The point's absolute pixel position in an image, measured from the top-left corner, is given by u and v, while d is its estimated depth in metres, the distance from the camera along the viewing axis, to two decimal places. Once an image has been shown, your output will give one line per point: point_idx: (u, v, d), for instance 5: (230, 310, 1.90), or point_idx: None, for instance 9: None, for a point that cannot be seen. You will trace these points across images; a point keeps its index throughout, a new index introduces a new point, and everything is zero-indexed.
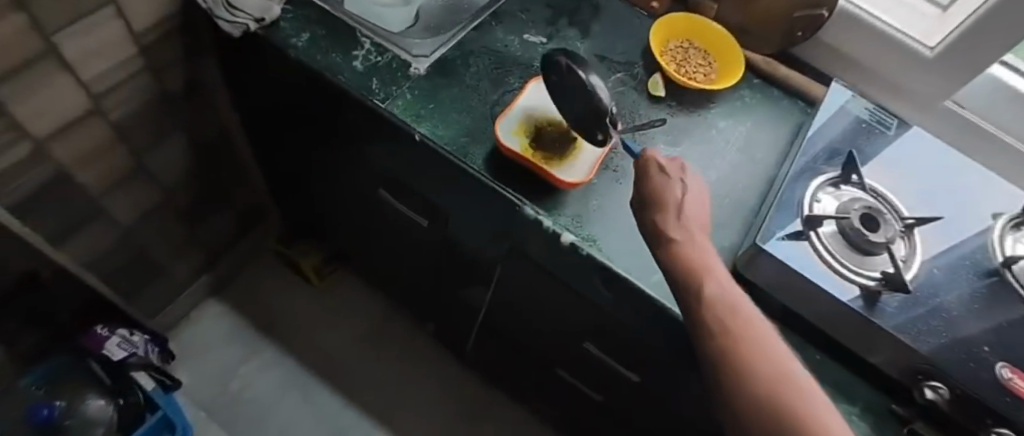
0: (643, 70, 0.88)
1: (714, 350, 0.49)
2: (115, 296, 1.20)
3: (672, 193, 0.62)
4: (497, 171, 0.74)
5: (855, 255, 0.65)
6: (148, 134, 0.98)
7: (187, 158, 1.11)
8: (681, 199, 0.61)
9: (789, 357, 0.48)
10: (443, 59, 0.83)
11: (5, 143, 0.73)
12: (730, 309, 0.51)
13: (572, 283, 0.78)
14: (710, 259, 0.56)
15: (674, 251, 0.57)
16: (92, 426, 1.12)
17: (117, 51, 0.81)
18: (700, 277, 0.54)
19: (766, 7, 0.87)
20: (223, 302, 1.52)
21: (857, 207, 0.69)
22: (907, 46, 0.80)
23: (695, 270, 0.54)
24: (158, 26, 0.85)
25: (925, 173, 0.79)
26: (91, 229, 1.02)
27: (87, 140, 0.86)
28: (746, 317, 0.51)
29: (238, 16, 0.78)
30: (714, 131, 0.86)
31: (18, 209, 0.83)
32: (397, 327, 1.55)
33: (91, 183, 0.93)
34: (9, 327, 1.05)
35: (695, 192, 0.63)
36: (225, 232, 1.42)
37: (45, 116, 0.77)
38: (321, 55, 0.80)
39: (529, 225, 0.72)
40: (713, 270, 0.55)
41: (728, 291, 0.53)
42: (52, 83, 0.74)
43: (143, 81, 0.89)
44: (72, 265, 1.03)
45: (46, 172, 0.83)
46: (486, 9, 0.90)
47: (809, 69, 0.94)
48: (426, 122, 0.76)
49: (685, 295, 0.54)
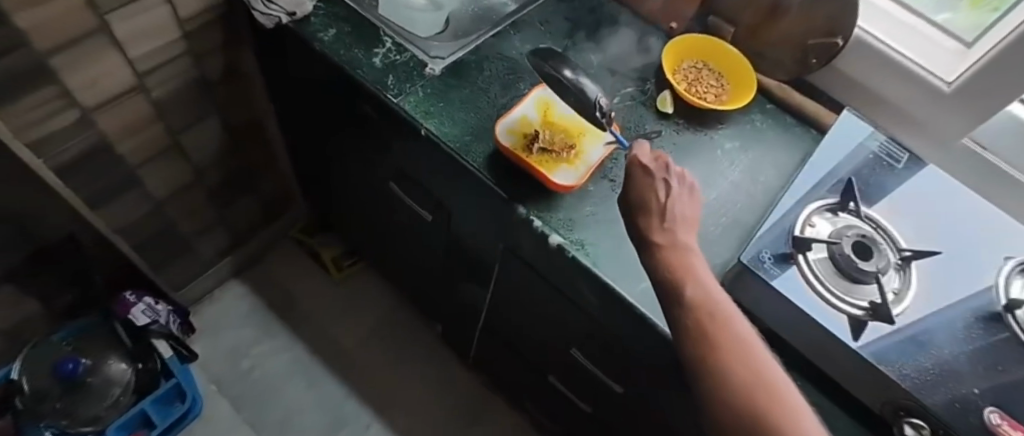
0: (654, 86, 0.90)
1: (693, 355, 0.47)
2: (144, 265, 1.28)
3: (655, 195, 0.60)
4: (496, 170, 0.76)
5: (843, 281, 0.66)
6: (187, 115, 1.06)
7: (222, 141, 1.19)
8: (665, 203, 0.59)
9: (770, 362, 0.46)
10: (459, 62, 0.87)
11: (55, 108, 0.81)
12: (711, 312, 0.49)
13: (563, 288, 0.79)
14: (691, 260, 0.55)
15: (657, 252, 0.55)
16: (111, 386, 1.20)
17: (163, 35, 0.89)
18: (680, 278, 0.52)
19: (782, 32, 0.87)
20: (244, 283, 1.59)
21: (850, 234, 0.69)
22: (922, 79, 0.79)
23: (674, 270, 0.53)
24: (202, 15, 0.92)
25: (934, 205, 0.75)
26: (129, 200, 1.10)
27: (130, 115, 0.94)
28: (727, 320, 0.49)
29: (272, 9, 0.85)
30: (719, 152, 0.86)
31: (62, 171, 0.91)
32: (405, 324, 1.58)
33: (131, 154, 1.01)
34: (48, 283, 1.14)
35: (683, 193, 0.61)
36: (253, 217, 1.50)
37: (93, 88, 0.85)
38: (344, 50, 0.85)
39: (522, 225, 0.74)
40: (695, 270, 0.54)
41: (709, 292, 0.51)
42: (102, 59, 0.82)
43: (185, 65, 0.96)
44: (107, 231, 1.11)
45: (91, 140, 0.91)
46: (507, 19, 0.93)
47: (827, 99, 0.93)
48: (433, 119, 0.79)
49: (665, 294, 0.52)
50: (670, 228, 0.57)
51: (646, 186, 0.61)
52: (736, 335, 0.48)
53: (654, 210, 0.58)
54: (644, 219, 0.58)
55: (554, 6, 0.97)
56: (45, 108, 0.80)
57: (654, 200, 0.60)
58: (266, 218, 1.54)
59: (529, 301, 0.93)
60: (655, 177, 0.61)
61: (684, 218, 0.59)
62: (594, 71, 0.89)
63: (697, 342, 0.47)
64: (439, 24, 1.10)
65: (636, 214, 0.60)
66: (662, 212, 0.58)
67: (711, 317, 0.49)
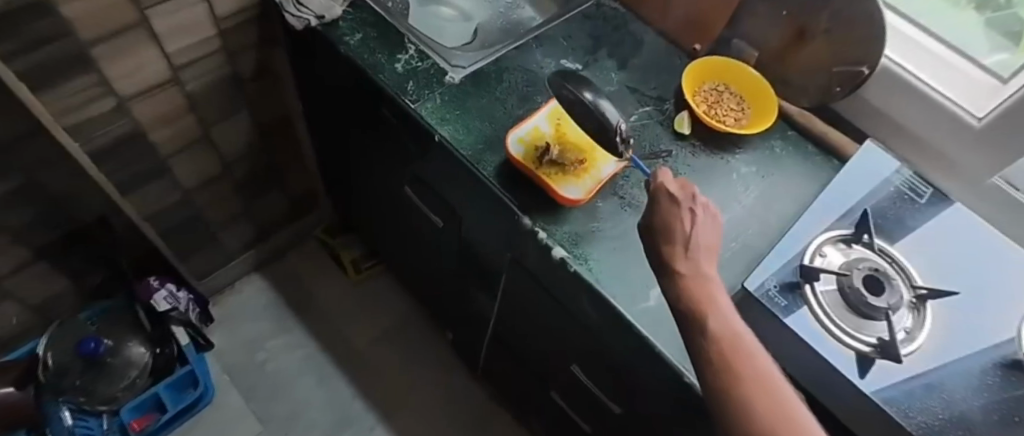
0: (673, 106, 0.90)
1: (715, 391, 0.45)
2: (170, 253, 1.33)
3: (681, 225, 0.57)
4: (506, 180, 0.76)
5: (849, 316, 0.64)
6: (218, 110, 1.10)
7: (250, 137, 1.23)
8: (690, 233, 0.56)
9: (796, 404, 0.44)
10: (479, 72, 0.88)
11: (93, 95, 0.86)
12: (737, 348, 0.46)
13: (567, 304, 0.79)
14: (711, 291, 0.51)
15: (677, 279, 0.53)
16: (129, 367, 1.27)
17: (199, 32, 0.93)
18: (703, 309, 0.49)
19: (807, 58, 0.86)
20: (264, 278, 1.63)
21: (861, 267, 0.67)
22: (951, 112, 0.76)
23: (696, 300, 0.50)
24: (238, 15, 0.97)
25: (958, 244, 0.72)
26: (159, 189, 1.15)
27: (164, 106, 0.99)
28: (753, 358, 0.46)
29: (303, 11, 0.88)
30: (735, 176, 0.85)
31: (96, 155, 0.96)
32: (416, 329, 1.59)
33: (163, 143, 1.05)
34: (79, 262, 1.20)
35: (708, 223, 0.58)
36: (277, 213, 1.54)
37: (130, 78, 0.89)
38: (369, 54, 0.87)
39: (527, 236, 0.74)
40: (715, 302, 0.51)
41: (734, 327, 0.48)
42: (141, 51, 0.87)
43: (219, 61, 1.01)
44: (137, 216, 1.16)
45: (126, 128, 0.96)
46: (530, 32, 0.95)
47: (853, 130, 0.91)
48: (448, 126, 0.80)
49: (687, 325, 0.50)
50: (694, 258, 0.54)
51: (670, 215, 0.57)
52: (762, 375, 0.45)
53: (664, 230, 0.57)
54: (651, 237, 0.57)
55: (579, 22, 0.98)
56: (84, 94, 0.85)
57: (679, 231, 0.56)
58: (291, 214, 1.59)
59: (534, 316, 0.93)
60: (683, 208, 0.58)
61: (706, 248, 0.56)
62: (613, 88, 0.90)
63: (724, 384, 0.44)
64: (468, 34, 1.13)
65: (643, 233, 0.59)
66: (684, 240, 0.55)
67: (733, 354, 0.46)
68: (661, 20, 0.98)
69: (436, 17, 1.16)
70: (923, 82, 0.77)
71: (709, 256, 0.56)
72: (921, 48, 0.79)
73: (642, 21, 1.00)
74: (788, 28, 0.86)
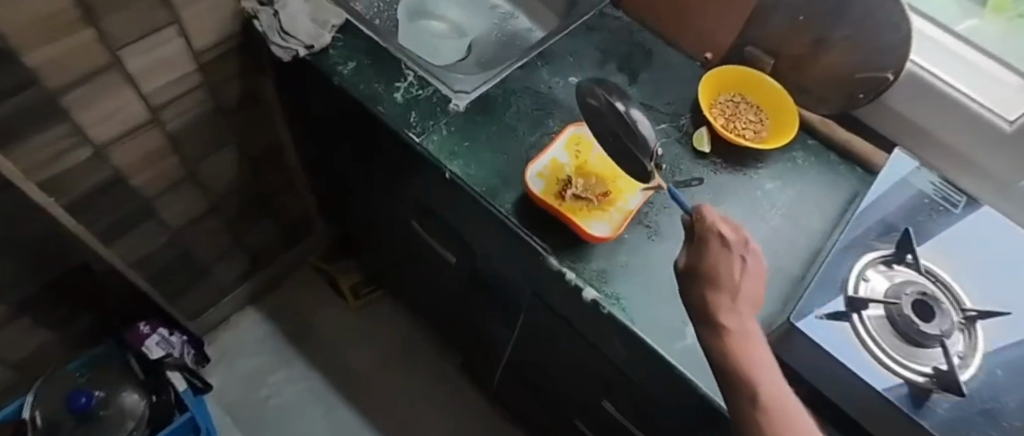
0: (689, 121, 0.85)
1: None
2: (159, 296, 1.26)
3: (728, 271, 0.52)
4: (526, 217, 0.72)
5: (904, 345, 0.60)
6: (202, 146, 1.03)
7: (238, 171, 1.16)
8: (737, 282, 0.51)
9: None
10: (485, 97, 0.83)
11: (66, 146, 0.79)
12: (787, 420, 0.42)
13: (597, 342, 0.74)
14: (756, 348, 0.48)
15: (721, 334, 0.48)
16: (125, 419, 1.15)
17: (178, 68, 0.86)
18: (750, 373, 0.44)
19: (827, 64, 0.82)
20: (260, 311, 1.56)
21: (909, 291, 0.64)
22: (973, 112, 0.73)
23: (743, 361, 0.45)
24: (218, 47, 0.89)
25: (1001, 258, 0.70)
26: (144, 233, 1.08)
27: (144, 149, 0.91)
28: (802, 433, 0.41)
29: (290, 41, 0.82)
30: (760, 193, 0.81)
31: (73, 207, 0.89)
32: (423, 353, 1.54)
33: (145, 187, 0.98)
34: (61, 315, 1.12)
35: (756, 272, 0.54)
36: (270, 244, 1.47)
37: (106, 124, 0.82)
38: (365, 84, 0.81)
39: (553, 276, 0.70)
40: (760, 360, 0.47)
41: (781, 394, 0.44)
42: (116, 95, 0.79)
43: (201, 96, 0.94)
44: (121, 264, 1.08)
45: (104, 176, 0.88)
46: (534, 49, 0.89)
47: (876, 136, 0.88)
48: (458, 160, 0.75)
49: (731, 387, 0.45)
50: (741, 310, 0.49)
51: (717, 260, 0.53)
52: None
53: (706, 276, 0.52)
54: (691, 284, 0.53)
55: (583, 35, 0.93)
56: (56, 147, 0.77)
57: (727, 279, 0.52)
58: (285, 244, 1.52)
59: (557, 349, 0.88)
60: (732, 253, 0.53)
61: (754, 298, 0.52)
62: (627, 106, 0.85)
63: None
64: (462, 50, 1.08)
65: (683, 275, 0.55)
66: (732, 289, 0.51)
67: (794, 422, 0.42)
68: (669, 30, 0.93)
69: (428, 35, 1.10)
70: (943, 80, 0.74)
71: (753, 301, 0.52)
72: (941, 50, 0.77)
73: (649, 30, 0.95)
74: (806, 34, 0.82)
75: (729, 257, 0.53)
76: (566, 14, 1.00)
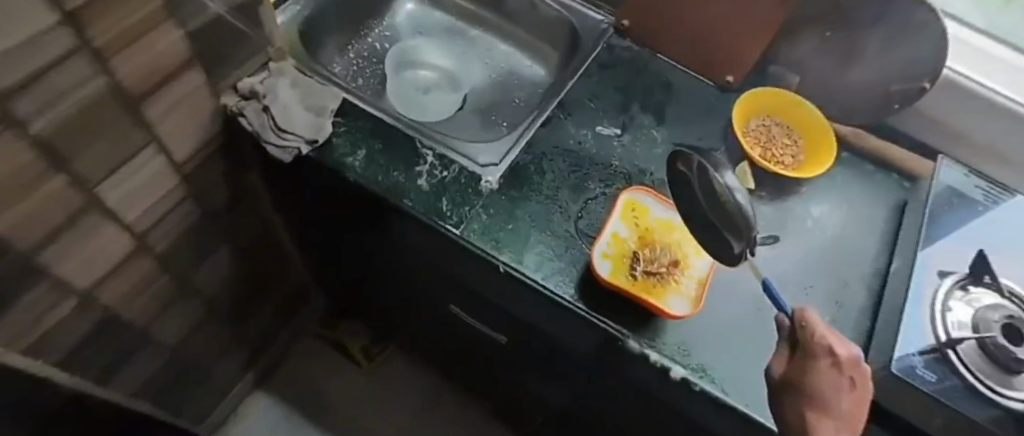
0: (726, 156, 0.81)
1: None
2: (163, 412, 1.14)
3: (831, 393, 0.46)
4: (592, 299, 0.66)
5: (1004, 376, 0.59)
6: (193, 254, 0.92)
7: (232, 266, 1.05)
8: (840, 405, 0.45)
9: None
10: (515, 168, 0.76)
11: (47, 304, 0.67)
12: None
13: (681, 414, 0.70)
14: None
15: None
16: None
17: (160, 185, 0.75)
18: None
19: (858, 78, 0.80)
20: (270, 394, 1.45)
21: (998, 317, 0.62)
22: (1014, 112, 0.73)
23: None
24: (201, 151, 0.79)
25: None
26: (140, 358, 0.96)
27: (132, 278, 0.80)
28: None
29: (289, 139, 0.72)
30: (811, 221, 0.78)
31: (62, 360, 0.77)
32: (452, 406, 1.48)
33: (138, 315, 0.87)
34: None
35: (860, 398, 0.47)
36: (270, 325, 1.36)
37: (88, 267, 0.71)
38: (383, 174, 0.73)
39: (633, 360, 0.64)
40: None
41: None
42: (97, 234, 0.68)
43: (187, 206, 0.83)
44: (119, 396, 0.96)
45: (92, 318, 0.77)
46: (551, 100, 0.83)
47: (906, 140, 0.87)
48: (507, 248, 0.69)
49: None
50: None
51: (819, 375, 0.47)
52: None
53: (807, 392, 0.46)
54: (791, 401, 0.47)
55: (598, 74, 0.86)
56: (37, 308, 0.66)
57: (834, 404, 0.45)
58: (286, 319, 1.40)
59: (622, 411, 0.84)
60: (842, 374, 0.47)
61: (860, 419, 0.46)
62: (662, 150, 0.80)
63: None
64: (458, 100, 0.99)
65: (779, 390, 0.50)
66: (837, 414, 0.44)
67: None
68: (684, 54, 0.88)
69: (419, 88, 1.00)
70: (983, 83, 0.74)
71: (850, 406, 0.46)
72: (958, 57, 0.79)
73: (663, 56, 0.89)
74: (836, 49, 0.78)
75: (838, 378, 0.47)
76: (569, 50, 0.94)
